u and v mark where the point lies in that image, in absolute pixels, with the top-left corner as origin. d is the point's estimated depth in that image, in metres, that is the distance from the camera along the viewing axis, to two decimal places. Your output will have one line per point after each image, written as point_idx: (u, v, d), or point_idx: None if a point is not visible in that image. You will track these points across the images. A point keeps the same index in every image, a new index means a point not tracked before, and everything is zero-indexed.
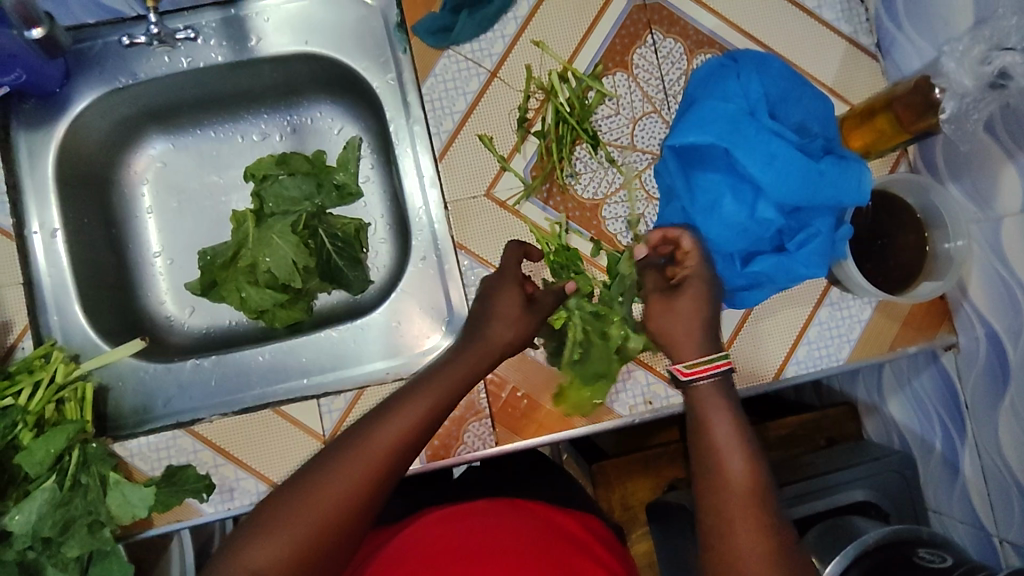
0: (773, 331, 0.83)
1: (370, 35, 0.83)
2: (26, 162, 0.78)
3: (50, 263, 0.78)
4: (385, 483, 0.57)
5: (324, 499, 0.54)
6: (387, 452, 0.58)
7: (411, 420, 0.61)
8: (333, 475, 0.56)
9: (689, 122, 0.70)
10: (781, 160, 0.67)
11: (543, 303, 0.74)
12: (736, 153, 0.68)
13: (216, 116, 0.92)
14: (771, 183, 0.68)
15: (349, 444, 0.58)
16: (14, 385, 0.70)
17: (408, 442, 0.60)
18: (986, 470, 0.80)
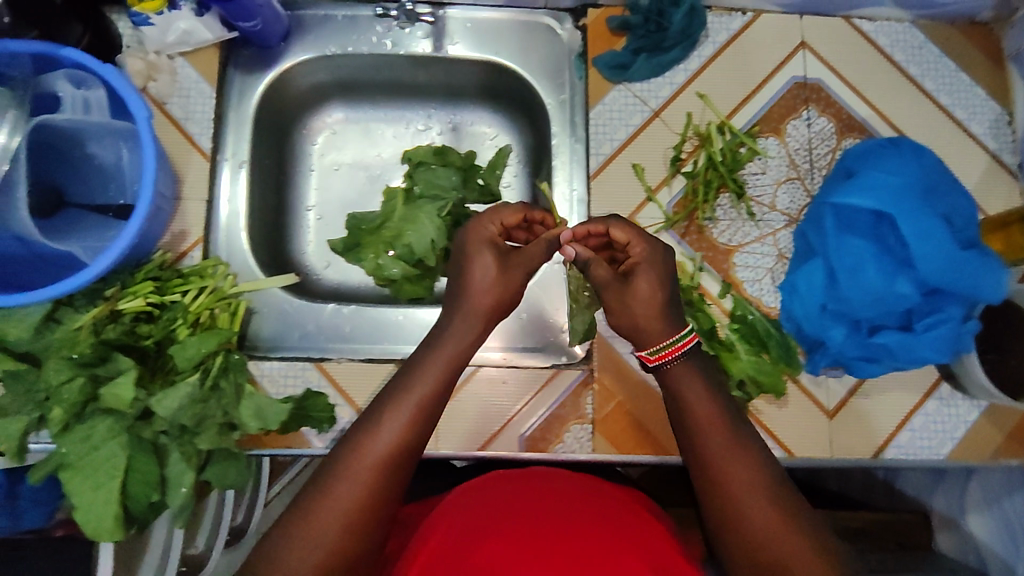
0: (879, 411, 0.85)
1: (553, 58, 0.91)
2: (234, 98, 0.87)
3: (232, 192, 0.85)
4: (384, 478, 0.61)
5: (337, 509, 0.58)
6: (373, 471, 0.60)
7: (406, 416, 0.64)
8: (341, 488, 0.59)
9: (853, 186, 0.73)
10: (936, 240, 0.71)
11: (533, 254, 0.76)
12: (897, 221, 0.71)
13: (391, 100, 1.02)
14: (922, 260, 0.71)
15: (352, 450, 0.61)
16: (184, 284, 0.77)
17: (402, 441, 0.63)
18: None
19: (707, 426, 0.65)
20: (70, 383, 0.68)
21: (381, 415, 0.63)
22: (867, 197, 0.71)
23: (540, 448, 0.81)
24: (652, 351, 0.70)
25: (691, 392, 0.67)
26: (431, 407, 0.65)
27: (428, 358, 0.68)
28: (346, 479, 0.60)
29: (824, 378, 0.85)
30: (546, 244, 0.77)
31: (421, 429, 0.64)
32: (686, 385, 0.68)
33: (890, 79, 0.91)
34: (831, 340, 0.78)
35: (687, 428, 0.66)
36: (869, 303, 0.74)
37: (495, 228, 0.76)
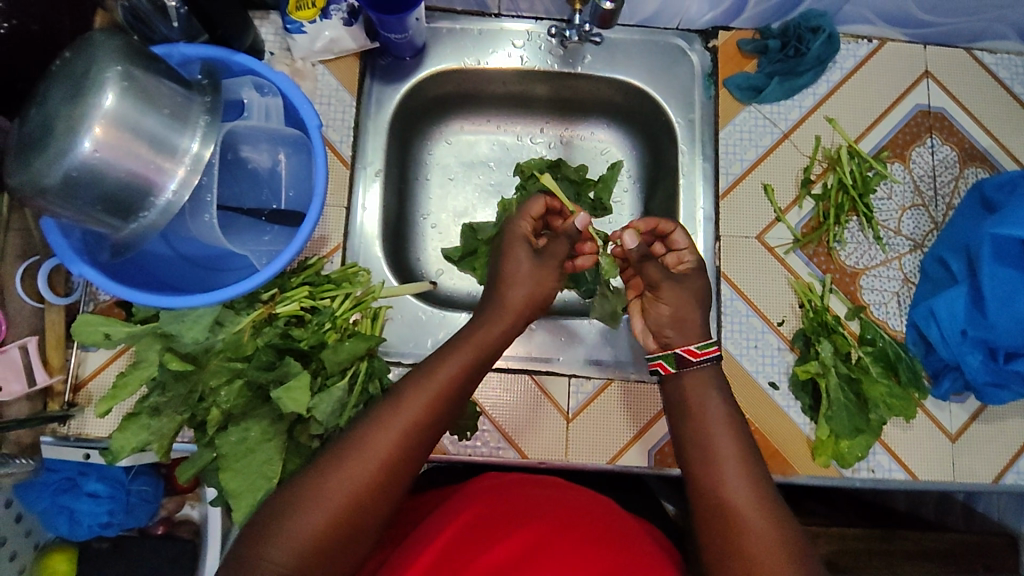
0: (998, 437, 0.85)
1: (682, 78, 0.92)
2: (372, 106, 0.88)
3: (369, 198, 0.86)
4: (405, 458, 0.61)
5: (337, 496, 0.58)
6: (393, 448, 0.61)
7: (432, 397, 0.64)
8: (339, 475, 0.59)
9: (1008, 217, 0.74)
10: None
11: (555, 252, 0.80)
12: None
13: (506, 112, 1.02)
14: None
15: (358, 440, 0.61)
16: (333, 288, 0.78)
17: (425, 420, 0.63)
18: None
19: (711, 428, 0.68)
20: (229, 386, 0.71)
21: (395, 406, 0.63)
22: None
23: (668, 463, 0.82)
24: (698, 348, 0.73)
25: (707, 400, 0.71)
26: (443, 405, 0.65)
27: (449, 358, 0.67)
28: (346, 467, 0.59)
29: (948, 403, 0.85)
30: (564, 239, 0.82)
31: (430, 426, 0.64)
32: (699, 395, 0.71)
33: (1010, 111, 0.93)
34: (968, 365, 0.78)
35: (690, 435, 0.69)
36: (1015, 330, 0.75)
37: (527, 224, 0.81)
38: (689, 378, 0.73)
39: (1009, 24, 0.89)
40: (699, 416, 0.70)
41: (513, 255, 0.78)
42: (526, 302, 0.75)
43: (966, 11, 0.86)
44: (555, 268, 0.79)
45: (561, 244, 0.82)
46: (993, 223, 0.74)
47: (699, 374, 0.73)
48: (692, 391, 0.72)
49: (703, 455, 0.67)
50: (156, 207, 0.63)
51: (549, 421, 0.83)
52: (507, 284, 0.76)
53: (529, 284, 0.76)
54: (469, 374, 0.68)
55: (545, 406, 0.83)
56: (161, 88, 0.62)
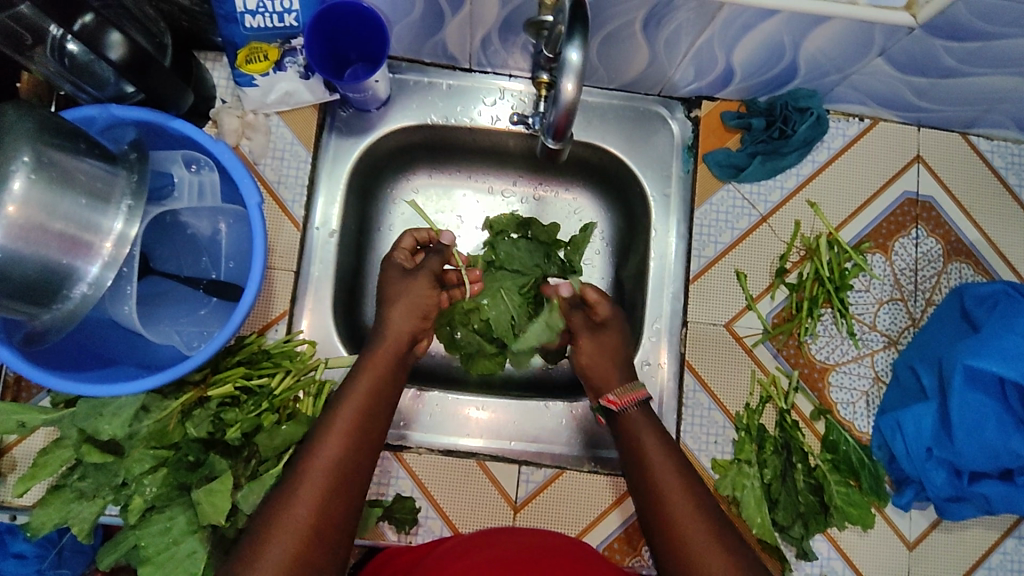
0: (958, 547, 0.82)
1: (663, 149, 0.88)
2: (330, 160, 0.84)
3: (320, 258, 0.82)
4: (361, 443, 0.66)
5: (307, 499, 0.60)
6: (349, 433, 0.66)
7: (372, 386, 0.70)
8: (302, 483, 0.61)
9: (986, 348, 0.70)
10: None
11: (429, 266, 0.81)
12: None
13: (478, 164, 0.97)
14: None
15: (309, 447, 0.64)
16: (272, 367, 0.75)
17: (370, 410, 0.68)
18: None
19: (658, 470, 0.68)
20: (154, 474, 0.66)
21: (341, 398, 0.68)
22: (1006, 367, 0.69)
23: (617, 560, 0.79)
24: (617, 394, 0.75)
25: (643, 433, 0.72)
26: (388, 387, 0.71)
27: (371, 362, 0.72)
28: (307, 477, 0.61)
29: (908, 509, 0.81)
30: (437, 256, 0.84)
31: (370, 423, 0.68)
32: (639, 430, 0.72)
33: (1000, 202, 0.89)
34: (931, 481, 0.75)
35: (638, 473, 0.70)
36: (983, 457, 0.72)
37: (402, 254, 0.84)
38: (626, 422, 0.74)
39: (1004, 114, 0.84)
40: (646, 454, 0.70)
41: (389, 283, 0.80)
42: (404, 317, 0.76)
43: (961, 101, 0.81)
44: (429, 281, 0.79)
45: (435, 262, 0.83)
46: (968, 352, 0.71)
47: (635, 415, 0.74)
48: (635, 430, 0.72)
49: (654, 488, 0.68)
50: (71, 300, 0.59)
51: (494, 509, 0.79)
52: (390, 306, 0.77)
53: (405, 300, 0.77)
54: (393, 371, 0.72)
55: (491, 492, 0.79)
56: (80, 170, 0.57)
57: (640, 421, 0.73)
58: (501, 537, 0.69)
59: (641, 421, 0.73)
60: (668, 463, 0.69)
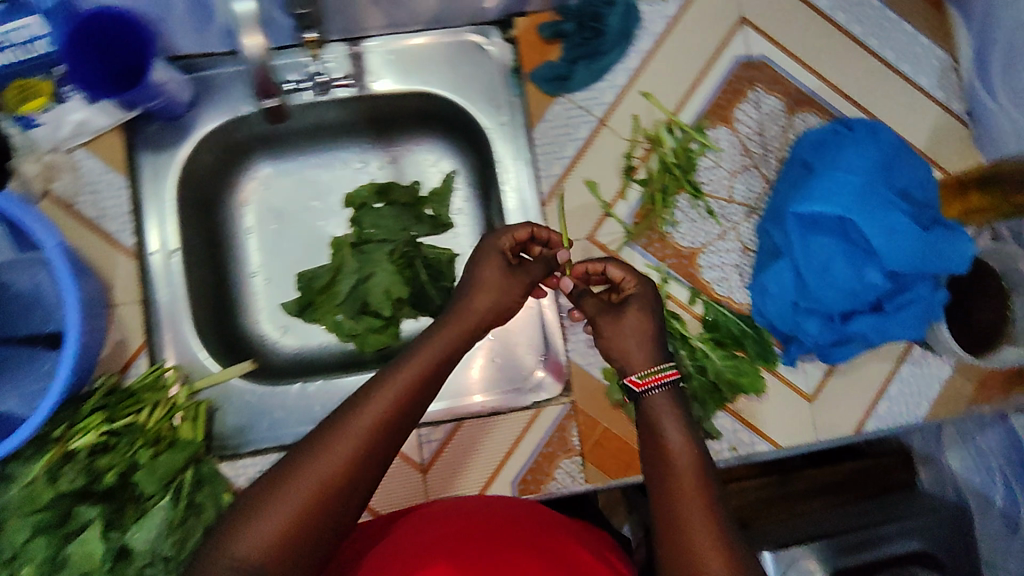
0: (853, 386, 0.85)
1: (487, 78, 0.85)
2: (149, 178, 0.80)
3: (165, 281, 0.80)
4: (404, 412, 0.61)
5: (344, 447, 0.57)
6: (399, 397, 0.61)
7: (444, 352, 0.67)
8: (344, 436, 0.57)
9: (811, 193, 0.71)
10: (898, 233, 0.70)
11: (530, 270, 0.78)
12: (857, 224, 0.70)
13: (319, 142, 0.94)
14: (884, 251, 0.70)
15: (333, 430, 0.58)
16: (136, 403, 0.73)
17: (420, 385, 0.63)
18: None
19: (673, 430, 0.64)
20: (36, 540, 0.63)
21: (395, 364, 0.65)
22: (831, 204, 0.69)
23: (533, 490, 0.80)
24: (641, 376, 0.69)
25: (662, 415, 0.66)
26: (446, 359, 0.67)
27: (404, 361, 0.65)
28: (340, 431, 0.58)
29: (799, 365, 0.84)
30: (541, 264, 0.78)
31: (417, 392, 0.63)
32: (664, 420, 0.66)
33: (835, 43, 0.88)
34: (806, 332, 0.76)
35: (652, 451, 0.65)
36: (841, 296, 0.73)
37: (509, 242, 0.75)
38: (648, 403, 0.68)
39: None
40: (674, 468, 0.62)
41: (487, 266, 0.75)
42: (485, 307, 0.73)
43: None
44: (524, 284, 0.76)
45: (541, 272, 0.78)
46: (799, 200, 0.72)
47: (678, 442, 0.64)
48: (654, 409, 0.67)
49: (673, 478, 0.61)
50: None
51: (403, 477, 0.80)
52: (474, 289, 0.74)
53: (500, 296, 0.74)
54: (434, 373, 0.65)
55: (397, 462, 0.80)
56: None
57: (665, 406, 0.67)
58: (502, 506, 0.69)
59: (667, 406, 0.66)
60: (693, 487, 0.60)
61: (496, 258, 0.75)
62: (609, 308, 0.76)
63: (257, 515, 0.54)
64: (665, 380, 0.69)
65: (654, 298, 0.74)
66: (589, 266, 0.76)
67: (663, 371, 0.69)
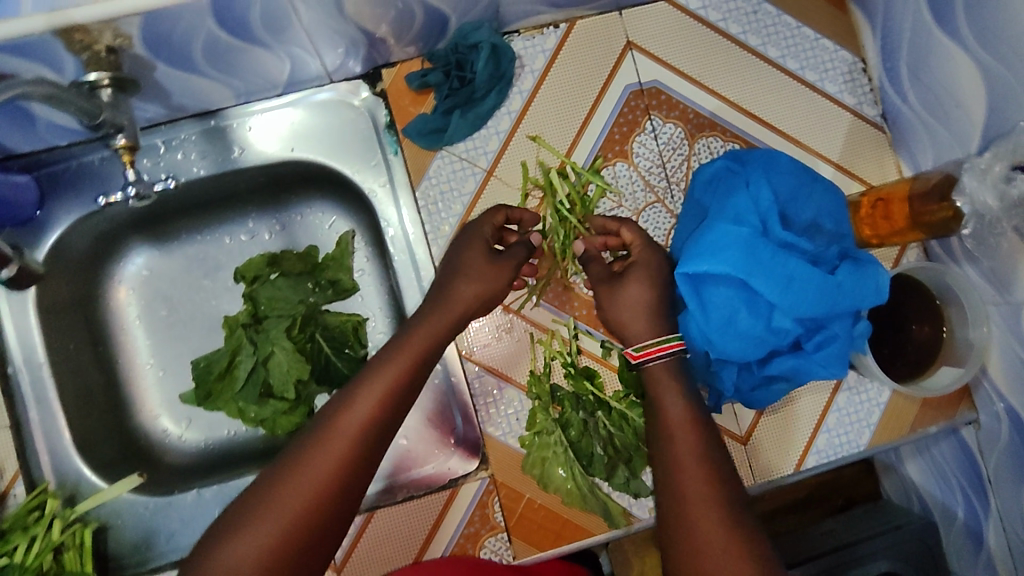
0: (788, 420, 0.80)
1: (360, 138, 0.79)
2: (3, 295, 0.76)
3: (38, 398, 0.75)
4: (371, 446, 0.57)
5: (310, 478, 0.55)
6: (361, 427, 0.57)
7: (404, 367, 0.61)
8: (309, 466, 0.55)
9: (698, 249, 0.65)
10: (800, 280, 0.63)
11: (515, 254, 0.70)
12: (754, 277, 0.63)
13: (203, 220, 0.88)
14: (787, 300, 0.64)
15: (298, 460, 0.56)
16: (7, 543, 0.68)
17: (385, 413, 0.59)
18: (1012, 544, 0.82)
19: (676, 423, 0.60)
20: None
21: (360, 388, 0.60)
22: (718, 261, 0.64)
23: None
24: (636, 348, 0.65)
25: (666, 398, 0.62)
26: (417, 377, 0.62)
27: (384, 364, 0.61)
28: (307, 459, 0.55)
29: (728, 406, 0.80)
30: (524, 245, 0.72)
31: (386, 417, 0.59)
32: (663, 387, 0.63)
33: (732, 58, 0.81)
34: (724, 378, 0.72)
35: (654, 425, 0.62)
36: (751, 348, 0.67)
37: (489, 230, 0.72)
38: (646, 375, 0.64)
39: None
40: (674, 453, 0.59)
41: (468, 251, 0.70)
42: (472, 295, 0.67)
43: None
44: (512, 271, 0.70)
45: (524, 254, 0.71)
46: (688, 258, 0.66)
47: (677, 417, 0.61)
48: (653, 381, 0.64)
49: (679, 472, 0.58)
50: None
51: None
52: (456, 273, 0.68)
53: (486, 284, 0.68)
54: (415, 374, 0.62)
55: None
56: None
57: (669, 375, 0.64)
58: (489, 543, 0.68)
59: (668, 376, 0.63)
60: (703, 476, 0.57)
61: (478, 243, 0.70)
62: (608, 276, 0.70)
63: (225, 546, 0.53)
64: (662, 354, 0.64)
65: (659, 268, 0.69)
66: (606, 225, 0.74)
67: (660, 344, 0.64)
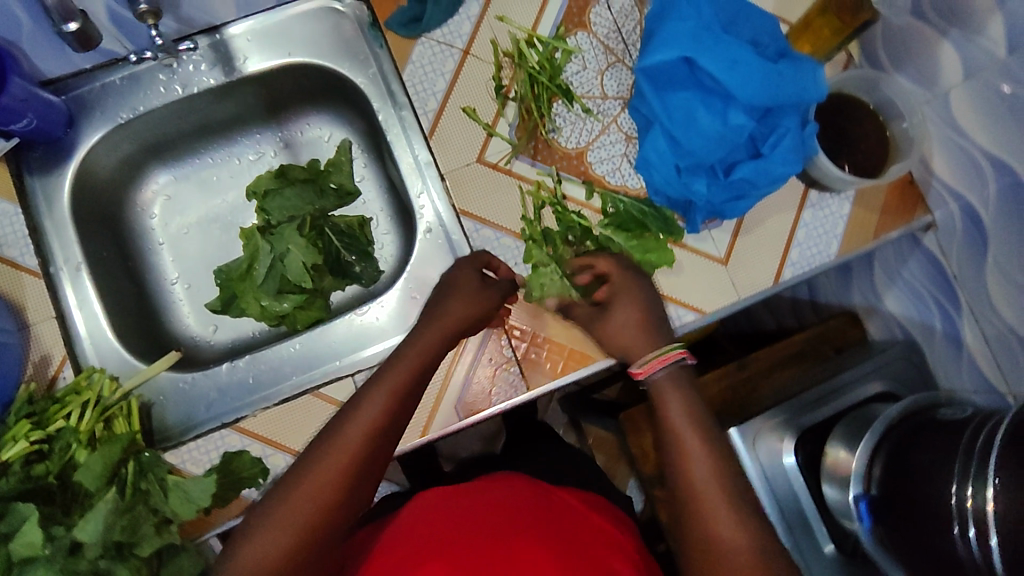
0: (764, 239, 0.88)
1: (348, 38, 0.88)
2: (43, 203, 0.82)
3: (79, 296, 0.81)
4: (378, 446, 0.65)
5: (325, 483, 0.62)
6: (369, 429, 0.65)
7: (411, 368, 0.70)
8: (321, 470, 0.62)
9: (654, 46, 0.75)
10: (742, 64, 0.73)
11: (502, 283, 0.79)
12: (700, 63, 0.73)
13: (212, 142, 0.97)
14: (737, 89, 0.73)
15: (310, 468, 0.63)
16: (63, 408, 0.72)
17: (389, 416, 0.66)
18: (987, 334, 0.90)
19: (683, 434, 0.67)
20: None
21: (367, 395, 0.67)
22: (669, 52, 0.73)
23: (479, 408, 0.81)
24: (639, 364, 0.73)
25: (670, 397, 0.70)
26: (415, 380, 0.70)
27: (373, 393, 0.67)
28: (321, 464, 0.62)
29: (706, 232, 0.87)
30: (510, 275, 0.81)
31: (392, 421, 0.67)
32: (669, 396, 0.70)
33: None
34: (697, 193, 0.79)
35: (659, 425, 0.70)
36: (713, 145, 0.77)
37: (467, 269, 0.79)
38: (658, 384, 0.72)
39: None
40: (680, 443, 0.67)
41: (461, 279, 0.78)
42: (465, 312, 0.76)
43: None
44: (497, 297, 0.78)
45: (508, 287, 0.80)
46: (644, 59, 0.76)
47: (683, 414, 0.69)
48: (659, 391, 0.71)
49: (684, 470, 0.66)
50: None
51: None
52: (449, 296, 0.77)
53: (474, 307, 0.76)
54: (406, 393, 0.69)
55: None
56: None
57: (670, 386, 0.71)
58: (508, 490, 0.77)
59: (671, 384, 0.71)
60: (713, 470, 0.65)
61: (467, 271, 0.79)
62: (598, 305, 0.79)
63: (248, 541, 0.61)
64: (667, 362, 0.72)
65: (641, 298, 0.78)
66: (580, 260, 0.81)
67: (665, 354, 0.72)
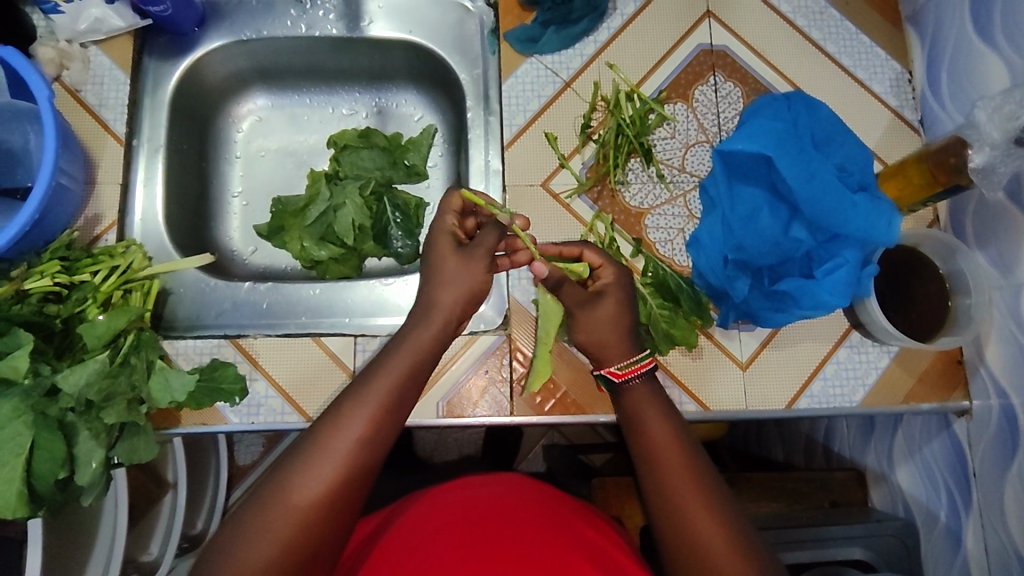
0: (790, 361, 0.86)
1: (465, 35, 0.94)
2: (150, 83, 0.89)
3: (147, 173, 0.87)
4: (356, 486, 0.58)
5: (286, 521, 0.55)
6: (343, 471, 0.57)
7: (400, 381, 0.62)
8: (282, 506, 0.55)
9: (739, 134, 0.77)
10: (819, 180, 0.74)
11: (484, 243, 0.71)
12: (778, 163, 0.74)
13: (317, 87, 1.03)
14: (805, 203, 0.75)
15: (269, 499, 0.56)
16: (93, 263, 0.78)
17: (364, 457, 0.59)
18: (989, 546, 0.81)
19: (669, 460, 0.62)
20: None
21: (340, 418, 0.60)
22: (749, 143, 0.75)
23: (458, 412, 0.82)
24: (620, 367, 0.68)
25: (656, 419, 0.66)
26: (393, 409, 0.61)
27: (352, 412, 0.59)
28: (281, 499, 0.55)
29: (736, 332, 0.86)
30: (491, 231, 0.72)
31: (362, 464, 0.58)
32: (642, 409, 0.67)
33: (795, 44, 0.94)
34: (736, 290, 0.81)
35: (637, 443, 0.65)
36: (766, 246, 0.78)
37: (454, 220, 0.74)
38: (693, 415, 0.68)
39: None
40: (667, 468, 0.62)
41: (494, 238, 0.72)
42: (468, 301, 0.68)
43: None
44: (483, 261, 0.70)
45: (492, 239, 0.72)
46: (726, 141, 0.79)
47: (664, 433, 0.64)
48: (636, 407, 0.67)
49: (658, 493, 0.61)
50: None
51: (335, 385, 0.80)
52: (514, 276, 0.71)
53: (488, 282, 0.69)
54: (395, 407, 0.61)
55: (328, 368, 0.80)
56: None
57: (647, 399, 0.67)
58: (520, 488, 0.77)
59: (649, 397, 0.67)
60: (694, 491, 0.60)
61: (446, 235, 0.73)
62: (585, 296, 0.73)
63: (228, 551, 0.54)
64: (642, 371, 0.68)
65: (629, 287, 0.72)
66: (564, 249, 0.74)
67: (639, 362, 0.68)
